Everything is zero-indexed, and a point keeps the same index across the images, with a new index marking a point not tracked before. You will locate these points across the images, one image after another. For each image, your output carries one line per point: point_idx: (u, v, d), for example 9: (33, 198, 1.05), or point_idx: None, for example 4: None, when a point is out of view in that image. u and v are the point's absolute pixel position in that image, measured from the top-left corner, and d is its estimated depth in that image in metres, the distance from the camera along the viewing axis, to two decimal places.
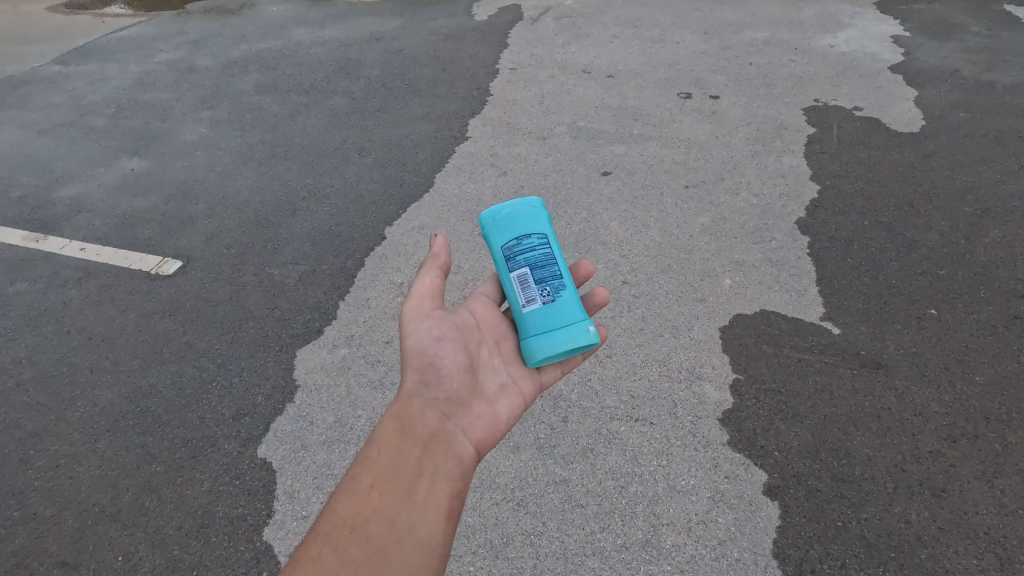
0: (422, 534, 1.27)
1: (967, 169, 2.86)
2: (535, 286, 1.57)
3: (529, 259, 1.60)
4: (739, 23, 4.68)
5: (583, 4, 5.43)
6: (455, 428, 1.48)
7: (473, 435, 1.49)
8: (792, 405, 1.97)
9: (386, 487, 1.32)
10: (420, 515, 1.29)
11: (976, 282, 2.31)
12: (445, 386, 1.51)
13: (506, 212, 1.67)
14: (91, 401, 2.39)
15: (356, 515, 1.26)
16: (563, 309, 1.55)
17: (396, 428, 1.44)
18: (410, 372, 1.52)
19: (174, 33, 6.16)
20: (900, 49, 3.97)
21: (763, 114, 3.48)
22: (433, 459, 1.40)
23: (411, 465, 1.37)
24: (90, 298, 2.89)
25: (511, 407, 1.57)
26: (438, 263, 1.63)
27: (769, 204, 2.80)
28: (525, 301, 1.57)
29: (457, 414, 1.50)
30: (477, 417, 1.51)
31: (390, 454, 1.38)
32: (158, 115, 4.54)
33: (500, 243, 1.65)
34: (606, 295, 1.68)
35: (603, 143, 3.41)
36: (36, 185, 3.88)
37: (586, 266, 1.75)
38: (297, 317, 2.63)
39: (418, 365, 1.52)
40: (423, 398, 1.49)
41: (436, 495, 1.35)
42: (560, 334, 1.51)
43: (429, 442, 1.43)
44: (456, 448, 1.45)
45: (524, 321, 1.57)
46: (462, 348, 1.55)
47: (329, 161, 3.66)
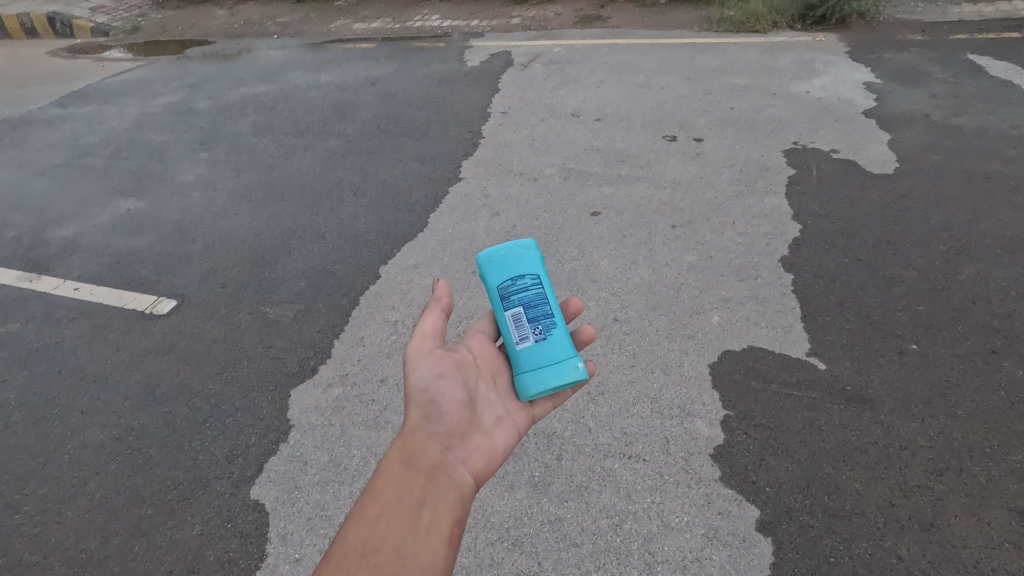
0: (425, 562, 1.26)
1: (941, 209, 2.98)
2: (528, 325, 1.61)
3: (522, 299, 1.64)
4: (720, 69, 4.90)
5: (570, 50, 5.67)
6: (455, 460, 1.48)
7: (472, 465, 1.49)
8: (782, 440, 2.01)
9: (393, 516, 1.32)
10: (423, 543, 1.29)
11: (955, 317, 2.39)
12: (447, 420, 1.52)
13: (501, 253, 1.69)
14: (82, 443, 2.36)
15: (364, 544, 1.26)
16: (553, 347, 1.60)
17: (400, 460, 1.44)
18: (412, 407, 1.52)
19: (173, 76, 6.32)
20: (872, 95, 4.18)
21: (745, 156, 3.62)
22: (435, 489, 1.40)
23: (414, 496, 1.37)
24: (83, 338, 2.89)
25: (508, 438, 1.58)
26: (440, 304, 1.63)
27: (754, 243, 2.89)
28: (518, 338, 1.61)
29: (457, 447, 1.50)
30: (476, 448, 1.52)
31: (395, 484, 1.38)
32: (156, 156, 4.62)
33: (495, 283, 1.67)
34: (594, 331, 1.74)
35: (592, 184, 3.52)
36: (32, 224, 3.91)
37: (574, 303, 1.78)
38: (292, 357, 2.65)
39: (421, 400, 1.52)
40: (425, 431, 1.49)
41: (438, 524, 1.34)
42: (551, 371, 1.57)
43: (431, 473, 1.43)
44: (456, 479, 1.45)
45: (519, 358, 1.60)
46: (461, 384, 1.57)
47: (325, 201, 3.74)
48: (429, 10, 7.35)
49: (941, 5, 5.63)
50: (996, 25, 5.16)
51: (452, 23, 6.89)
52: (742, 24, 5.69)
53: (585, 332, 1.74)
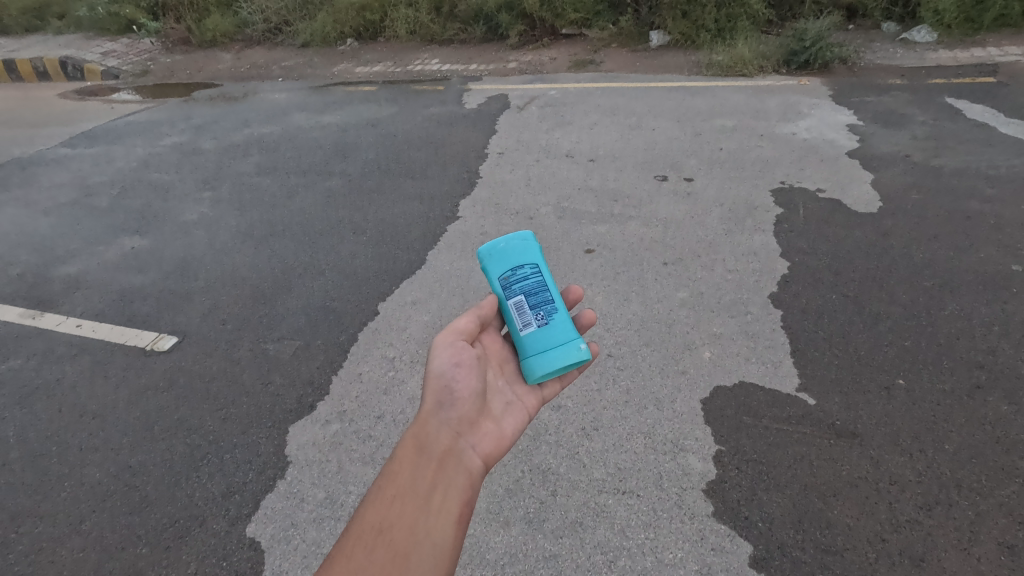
0: (437, 540, 1.28)
1: (924, 246, 3.07)
2: (529, 311, 1.67)
3: (524, 288, 1.69)
4: (709, 111, 5.09)
5: (565, 93, 5.88)
6: (466, 445, 1.50)
7: (482, 450, 1.51)
8: (773, 475, 2.03)
9: (407, 497, 1.33)
10: (435, 522, 1.31)
11: (940, 352, 2.44)
12: (460, 406, 1.54)
13: (500, 245, 1.75)
14: (79, 480, 2.37)
15: (381, 521, 1.29)
16: (556, 330, 1.66)
17: (414, 445, 1.45)
18: (427, 393, 1.54)
19: (180, 118, 6.52)
20: (855, 137, 4.34)
21: (734, 195, 3.74)
22: (446, 473, 1.41)
23: (427, 478, 1.39)
24: (84, 375, 2.93)
25: (515, 424, 1.62)
26: (482, 311, 1.69)
27: (743, 279, 2.97)
28: (522, 325, 1.67)
29: (468, 432, 1.52)
30: (485, 433, 1.55)
31: (409, 467, 1.40)
32: (161, 195, 4.73)
33: (497, 275, 1.73)
34: (593, 315, 1.80)
35: (586, 222, 3.62)
36: (37, 262, 3.98)
37: (574, 290, 1.84)
38: (291, 393, 2.68)
39: (437, 388, 1.54)
40: (438, 417, 1.51)
41: (449, 506, 1.35)
42: (554, 354, 1.63)
43: (443, 457, 1.44)
44: (466, 463, 1.46)
45: (524, 343, 1.66)
46: (475, 373, 1.60)
47: (326, 239, 3.83)
48: (429, 55, 7.63)
49: (919, 51, 5.89)
50: (972, 70, 5.38)
51: (451, 67, 7.15)
52: (729, 68, 5.93)
53: (585, 316, 1.80)
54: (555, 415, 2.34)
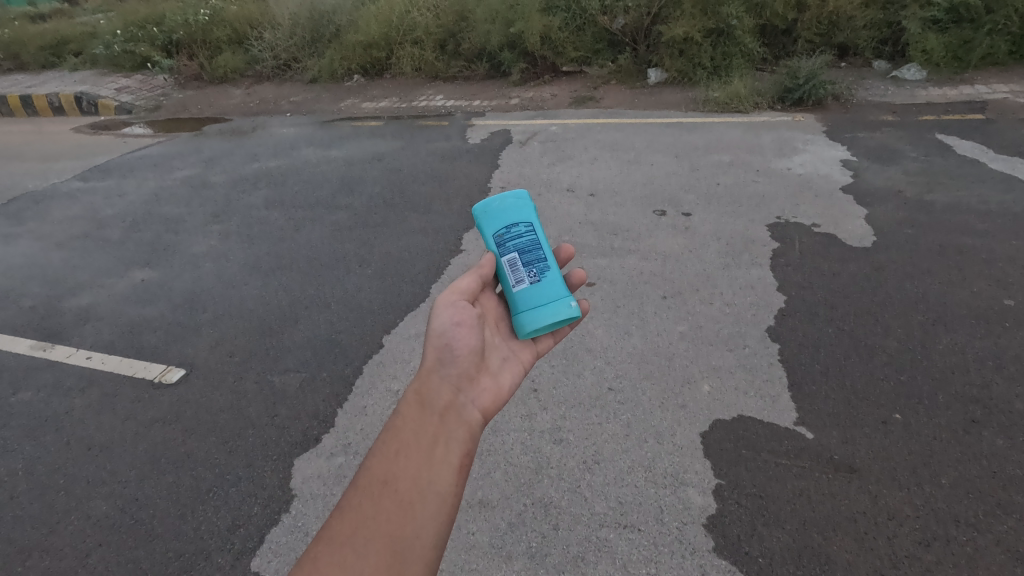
0: (440, 490, 1.30)
1: (918, 281, 3.14)
2: (522, 269, 1.71)
3: (518, 245, 1.73)
4: (706, 147, 5.23)
5: (565, 128, 6.04)
6: (466, 400, 1.52)
7: (481, 404, 1.53)
8: (773, 509, 2.06)
9: (410, 450, 1.36)
10: (438, 473, 1.33)
11: (935, 387, 2.48)
12: (460, 363, 1.56)
13: (495, 202, 1.80)
14: (86, 513, 2.40)
15: (385, 474, 1.31)
16: (547, 288, 1.71)
17: (416, 401, 1.46)
18: (428, 351, 1.56)
19: (190, 152, 6.69)
20: (848, 172, 4.45)
21: (731, 229, 3.83)
22: (448, 427, 1.43)
23: (429, 432, 1.40)
24: (93, 407, 2.97)
25: (513, 379, 1.64)
26: (481, 271, 1.72)
27: (741, 313, 3.03)
28: (515, 281, 1.71)
29: (468, 387, 1.54)
30: (484, 388, 1.56)
31: (412, 423, 1.42)
32: (171, 227, 4.84)
33: (491, 232, 1.77)
34: (585, 274, 1.82)
35: (587, 256, 3.70)
36: (48, 294, 4.06)
37: (565, 248, 1.89)
38: (296, 426, 2.72)
39: (438, 347, 1.56)
40: (439, 374, 1.52)
41: (451, 457, 1.38)
42: (546, 311, 1.67)
43: (445, 412, 1.46)
44: (466, 417, 1.48)
45: (517, 299, 1.70)
46: (475, 332, 1.62)
47: (332, 272, 3.91)
48: (433, 91, 7.86)
49: (910, 88, 6.07)
50: (961, 107, 5.54)
51: (454, 103, 7.36)
52: (725, 105, 6.10)
53: (576, 275, 1.83)
54: (556, 448, 2.38)
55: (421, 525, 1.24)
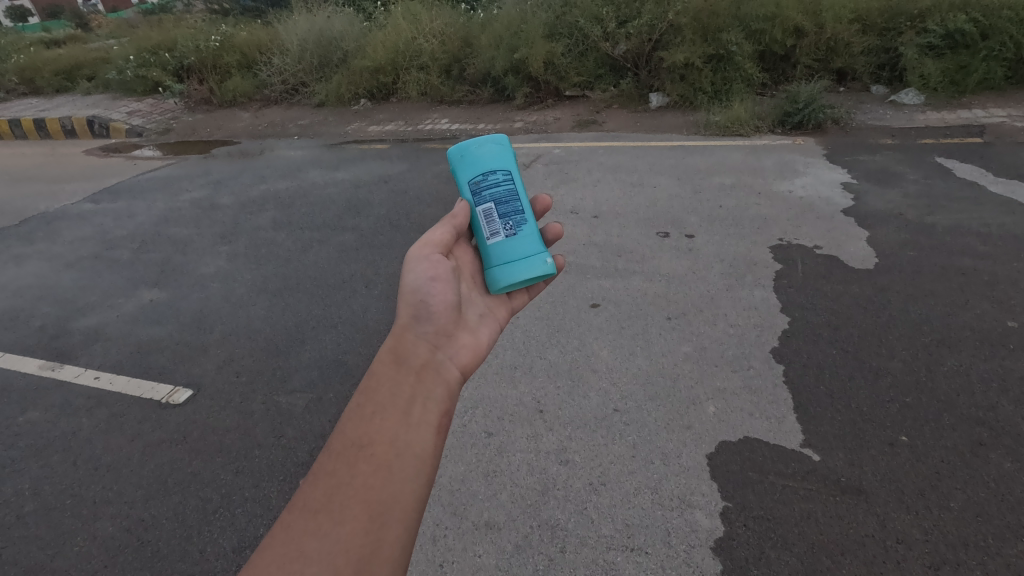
0: (419, 448, 1.31)
1: (920, 302, 3.16)
2: (498, 221, 1.77)
3: (494, 195, 1.78)
4: (708, 169, 5.30)
5: (569, 151, 6.13)
6: (443, 358, 1.55)
7: (459, 362, 1.57)
8: (780, 532, 2.05)
9: (387, 409, 1.36)
10: (416, 432, 1.34)
11: (941, 408, 2.49)
12: (436, 320, 1.59)
13: (473, 145, 1.83)
14: (92, 534, 2.40)
15: (361, 435, 1.30)
16: (522, 241, 1.77)
17: (392, 360, 1.48)
18: (403, 308, 1.59)
19: (199, 174, 6.79)
20: (849, 195, 4.50)
21: (734, 251, 3.87)
22: (425, 384, 1.45)
23: (406, 391, 1.42)
24: (100, 427, 2.99)
25: (490, 334, 1.70)
26: (456, 221, 1.77)
27: (744, 334, 3.05)
28: (490, 234, 1.77)
29: (444, 345, 1.57)
30: (461, 346, 1.60)
31: (388, 382, 1.42)
32: (180, 249, 4.90)
33: (467, 179, 1.81)
34: (560, 229, 1.86)
35: (591, 277, 3.73)
36: (57, 315, 4.10)
37: (542, 200, 1.94)
38: (303, 446, 2.72)
39: (413, 303, 1.59)
40: (414, 332, 1.56)
41: (429, 414, 1.40)
42: (520, 266, 1.74)
43: (422, 369, 1.48)
44: (444, 374, 1.51)
45: (492, 251, 1.76)
46: (451, 288, 1.65)
47: (338, 293, 3.95)
48: (438, 114, 8.00)
49: (908, 112, 6.16)
50: (960, 131, 5.62)
51: (460, 126, 7.48)
52: (726, 128, 6.20)
53: (553, 228, 1.87)
54: (562, 470, 2.38)
55: (401, 485, 1.24)
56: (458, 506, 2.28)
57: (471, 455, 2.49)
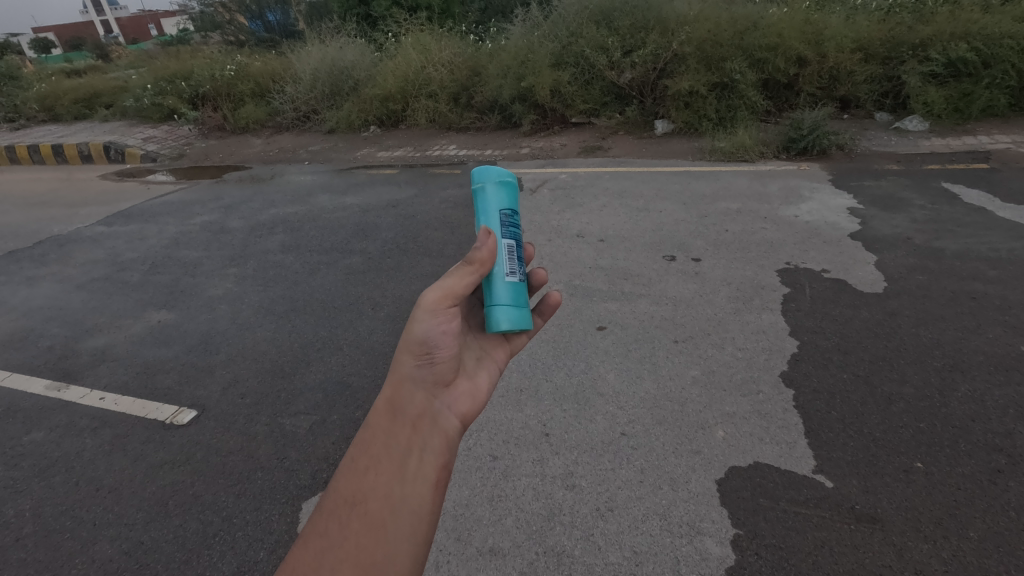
0: (413, 507, 1.30)
1: (932, 327, 3.12)
2: (516, 261, 1.66)
3: (513, 234, 1.68)
4: (714, 195, 5.31)
5: (575, 177, 6.18)
6: (441, 405, 1.48)
7: (458, 410, 1.50)
8: (793, 562, 2.00)
9: (381, 465, 1.33)
10: (410, 488, 1.32)
11: (956, 435, 2.43)
12: (437, 368, 1.49)
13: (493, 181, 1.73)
14: (91, 557, 2.37)
15: (354, 493, 1.29)
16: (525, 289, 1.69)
17: (387, 410, 1.42)
18: (404, 355, 1.46)
19: (210, 198, 6.89)
20: (856, 220, 4.50)
21: (742, 275, 3.85)
22: (421, 436, 1.40)
23: (401, 444, 1.37)
24: (103, 447, 2.98)
25: (489, 377, 1.62)
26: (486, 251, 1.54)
27: (753, 357, 3.02)
28: (510, 271, 1.63)
29: (443, 392, 1.50)
30: (460, 393, 1.52)
31: (383, 434, 1.38)
32: (189, 271, 4.95)
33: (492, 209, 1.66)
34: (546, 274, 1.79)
35: (597, 300, 3.72)
36: (66, 336, 4.13)
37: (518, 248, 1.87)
38: (305, 468, 2.70)
39: (416, 350, 1.46)
40: (413, 380, 1.46)
41: (425, 469, 1.36)
42: (524, 314, 1.65)
43: (418, 420, 1.42)
44: (441, 424, 1.45)
45: (506, 290, 1.61)
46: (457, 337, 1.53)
47: (345, 315, 3.96)
48: (446, 141, 8.13)
49: (913, 139, 6.19)
50: (966, 157, 5.63)
51: (467, 152, 7.58)
52: (732, 154, 6.25)
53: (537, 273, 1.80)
54: (568, 495, 2.34)
55: (395, 548, 1.24)
56: (461, 531, 2.24)
57: (475, 479, 2.45)
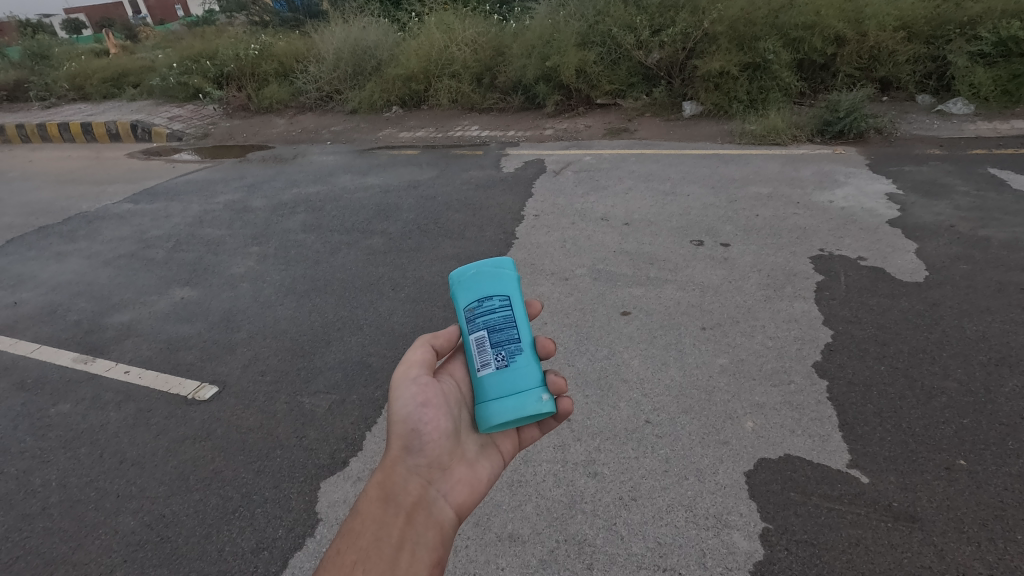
0: None
1: (977, 319, 2.96)
2: (490, 350, 1.55)
3: (488, 322, 1.57)
4: (744, 178, 5.14)
5: (600, 159, 6.03)
6: (436, 494, 1.49)
7: (454, 499, 1.50)
8: (826, 560, 1.91)
9: (371, 560, 1.30)
10: None
11: (1002, 432, 2.30)
12: (431, 451, 1.53)
13: (457, 280, 1.66)
14: (113, 529, 2.40)
15: None
16: (520, 375, 1.53)
17: (379, 498, 1.44)
18: (395, 438, 1.54)
19: (234, 177, 6.92)
20: (895, 206, 4.30)
21: (773, 262, 3.71)
22: (414, 527, 1.40)
23: (393, 536, 1.36)
24: (128, 420, 3.01)
25: (492, 468, 1.60)
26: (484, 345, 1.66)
27: (784, 347, 2.91)
28: (481, 364, 1.55)
29: (438, 479, 1.51)
30: (458, 480, 1.53)
31: (373, 523, 1.38)
32: (212, 249, 4.97)
33: (464, 304, 1.62)
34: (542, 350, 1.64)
35: (622, 285, 3.62)
36: (92, 310, 4.18)
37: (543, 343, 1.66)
38: (324, 448, 2.68)
39: (405, 430, 1.54)
40: (405, 464, 1.51)
41: (418, 565, 1.33)
42: (511, 402, 1.50)
43: (411, 510, 1.43)
44: (436, 515, 1.45)
45: (481, 385, 1.55)
46: (446, 415, 1.58)
47: (365, 295, 3.93)
48: (469, 122, 8.02)
49: (957, 123, 5.90)
50: (1014, 143, 5.36)
51: (489, 133, 7.48)
52: (763, 137, 6.04)
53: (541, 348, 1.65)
54: (590, 483, 2.28)
55: None
56: (481, 515, 2.20)
57: None
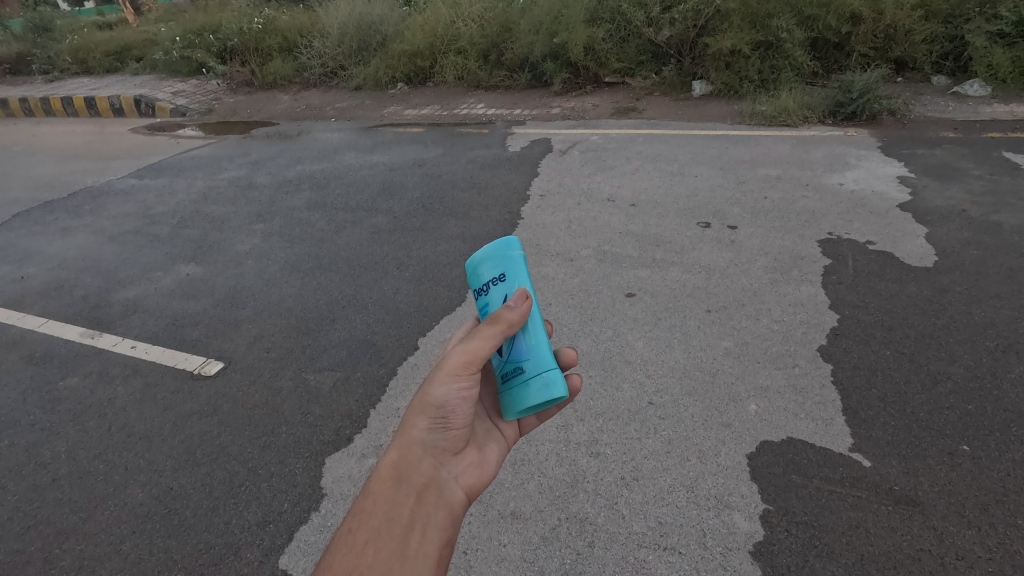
0: None
1: (986, 306, 2.93)
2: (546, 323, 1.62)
3: None
4: (753, 160, 5.07)
5: (607, 139, 5.95)
6: (447, 476, 1.47)
7: (463, 482, 1.50)
8: (827, 542, 1.93)
9: (382, 539, 1.30)
10: (411, 565, 1.29)
11: (1007, 419, 2.30)
12: (450, 434, 1.49)
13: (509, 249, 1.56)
14: (122, 501, 2.44)
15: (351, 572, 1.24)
16: None
17: (392, 477, 1.39)
18: (418, 416, 1.46)
19: (239, 154, 6.87)
20: (906, 190, 4.24)
21: (781, 245, 3.67)
22: (425, 508, 1.38)
23: (405, 517, 1.35)
24: (135, 395, 3.04)
25: (496, 453, 1.61)
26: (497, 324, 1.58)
27: (790, 331, 2.89)
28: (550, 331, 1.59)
29: (450, 461, 1.50)
30: (468, 463, 1.53)
31: (385, 502, 1.35)
32: (217, 226, 4.95)
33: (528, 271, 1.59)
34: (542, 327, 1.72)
35: (627, 267, 3.60)
36: (98, 286, 4.19)
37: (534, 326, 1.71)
38: (329, 425, 2.70)
39: (432, 413, 1.46)
40: (424, 444, 1.45)
41: (427, 547, 1.34)
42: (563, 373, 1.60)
43: (423, 490, 1.40)
44: (447, 496, 1.44)
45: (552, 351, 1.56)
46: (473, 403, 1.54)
47: (369, 274, 3.93)
48: (474, 100, 7.91)
49: (972, 105, 5.78)
50: None
51: (495, 111, 7.38)
52: (773, 118, 5.93)
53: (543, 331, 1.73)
54: (592, 462, 2.29)
55: None
56: (484, 493, 2.22)
57: None
